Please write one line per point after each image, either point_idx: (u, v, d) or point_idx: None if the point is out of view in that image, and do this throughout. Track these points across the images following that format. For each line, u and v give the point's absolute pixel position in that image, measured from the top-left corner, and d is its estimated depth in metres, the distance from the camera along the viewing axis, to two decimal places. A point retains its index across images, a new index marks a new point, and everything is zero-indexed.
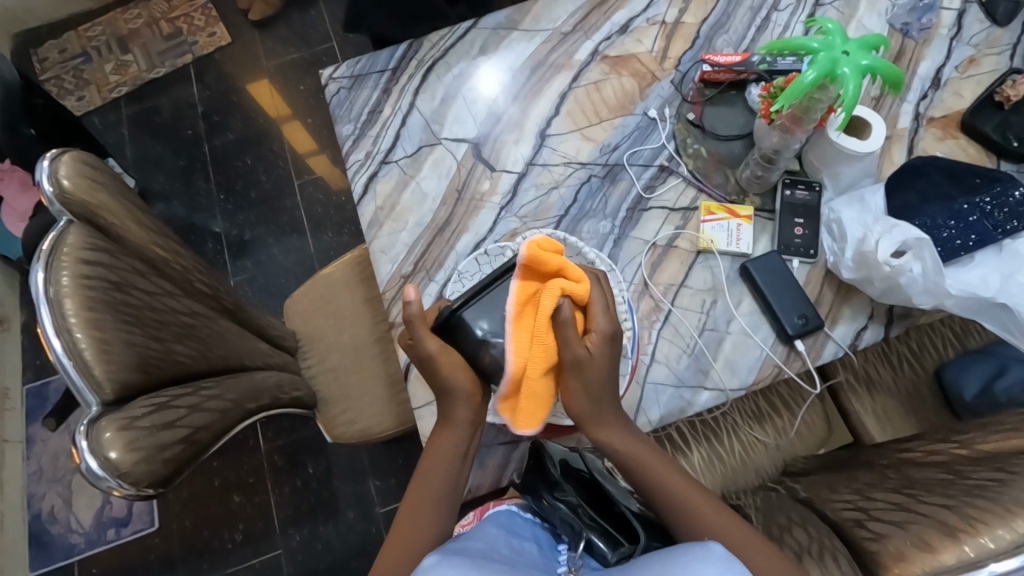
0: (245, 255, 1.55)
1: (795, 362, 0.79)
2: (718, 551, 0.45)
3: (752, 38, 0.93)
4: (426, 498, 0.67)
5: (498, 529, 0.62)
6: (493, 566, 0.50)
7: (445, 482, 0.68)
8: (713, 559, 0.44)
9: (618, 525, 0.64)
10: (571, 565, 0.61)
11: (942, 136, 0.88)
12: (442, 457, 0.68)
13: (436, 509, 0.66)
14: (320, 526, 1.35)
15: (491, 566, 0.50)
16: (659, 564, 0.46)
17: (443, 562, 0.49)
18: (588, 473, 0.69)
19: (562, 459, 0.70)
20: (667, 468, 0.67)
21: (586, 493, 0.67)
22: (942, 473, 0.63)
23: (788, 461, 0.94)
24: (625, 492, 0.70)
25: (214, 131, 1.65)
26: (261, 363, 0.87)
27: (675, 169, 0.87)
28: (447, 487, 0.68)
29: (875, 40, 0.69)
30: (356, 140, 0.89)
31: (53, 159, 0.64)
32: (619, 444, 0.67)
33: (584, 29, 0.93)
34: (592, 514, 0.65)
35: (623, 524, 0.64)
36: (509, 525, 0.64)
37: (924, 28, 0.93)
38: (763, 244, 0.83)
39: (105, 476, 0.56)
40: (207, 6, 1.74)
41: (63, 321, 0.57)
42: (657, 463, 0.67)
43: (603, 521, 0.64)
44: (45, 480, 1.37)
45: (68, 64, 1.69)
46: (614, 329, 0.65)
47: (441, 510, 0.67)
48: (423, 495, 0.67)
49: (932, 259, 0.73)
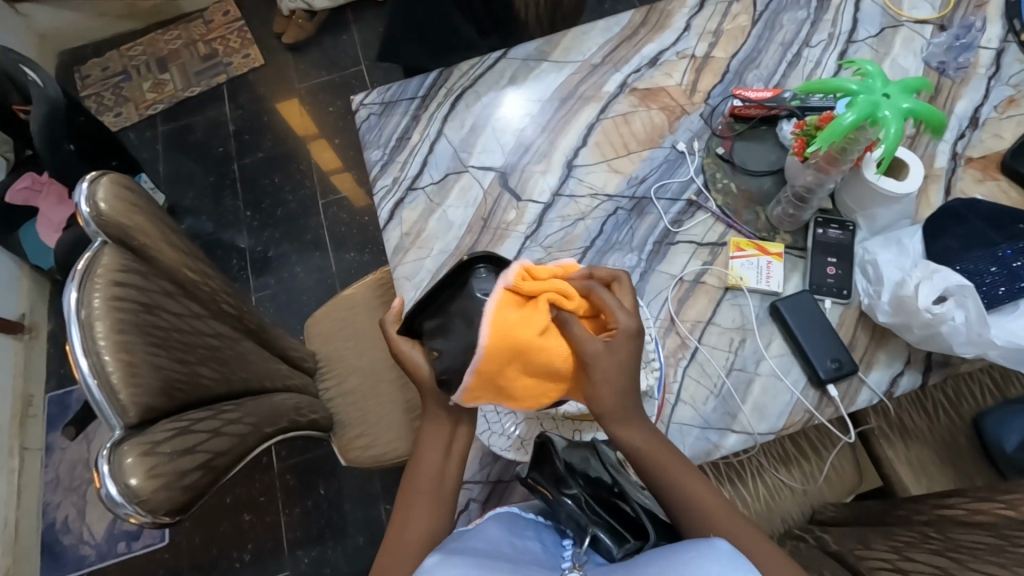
0: (268, 272, 1.57)
1: (827, 409, 0.76)
2: (723, 548, 0.43)
3: (783, 73, 0.92)
4: (418, 497, 0.64)
5: (501, 529, 0.57)
6: (500, 565, 0.48)
7: (434, 476, 0.66)
8: (721, 558, 0.42)
9: (624, 521, 0.59)
10: (575, 561, 0.53)
11: (981, 178, 0.85)
12: (429, 453, 0.67)
13: (429, 505, 0.64)
14: (329, 549, 1.33)
15: (496, 565, 0.48)
16: (663, 563, 0.44)
17: (442, 563, 0.48)
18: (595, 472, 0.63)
19: (566, 456, 0.64)
20: (688, 478, 0.63)
21: (591, 488, 0.61)
22: (990, 537, 0.60)
23: (816, 508, 0.91)
24: (636, 491, 0.64)
25: (244, 149, 1.69)
26: (281, 385, 0.86)
27: (703, 205, 0.85)
28: (437, 482, 0.65)
29: (916, 84, 0.68)
30: (385, 165, 0.90)
31: (92, 181, 0.65)
32: (641, 446, 0.63)
33: (614, 62, 0.93)
34: (598, 509, 0.59)
35: (631, 521, 0.59)
36: (511, 522, 0.59)
37: (961, 67, 0.91)
38: (794, 283, 0.81)
39: (123, 502, 0.56)
40: (243, 29, 1.80)
41: (92, 342, 0.58)
42: (676, 469, 0.63)
43: (610, 517, 0.58)
44: (61, 490, 1.37)
45: (109, 82, 1.75)
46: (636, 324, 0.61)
47: (431, 507, 0.64)
48: (414, 494, 0.65)
49: (975, 307, 0.70)
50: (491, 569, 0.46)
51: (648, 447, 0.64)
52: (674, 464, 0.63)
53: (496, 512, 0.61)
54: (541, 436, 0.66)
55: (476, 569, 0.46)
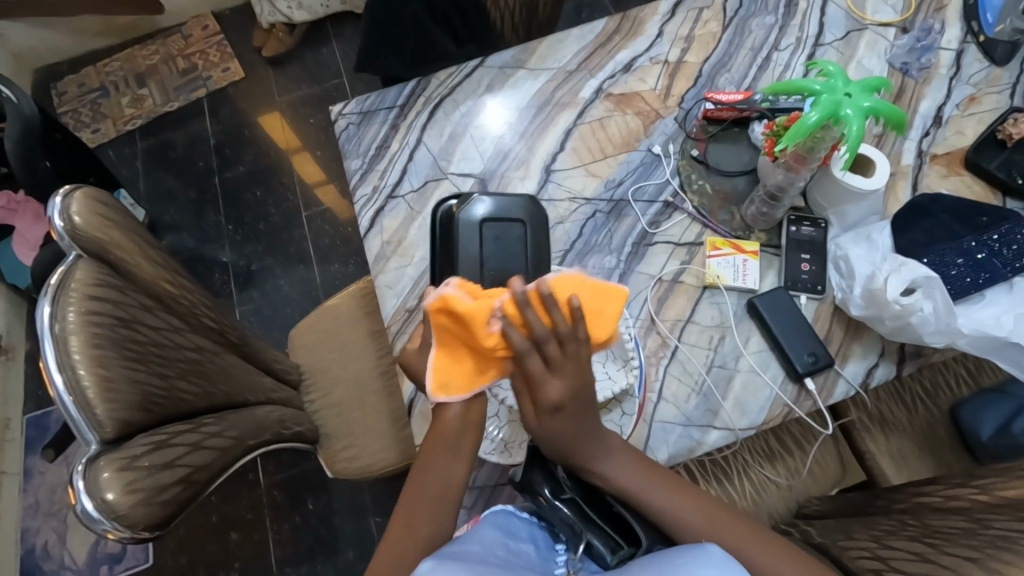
0: (252, 286, 1.56)
1: (806, 402, 0.78)
2: (716, 553, 0.42)
3: (754, 76, 0.94)
4: (421, 503, 0.62)
5: (495, 531, 0.55)
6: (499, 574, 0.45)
7: (444, 491, 0.62)
8: (716, 564, 0.41)
9: (615, 522, 0.57)
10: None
11: (946, 173, 0.88)
12: (440, 463, 0.63)
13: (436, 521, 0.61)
14: (318, 566, 1.31)
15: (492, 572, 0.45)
16: (653, 567, 0.43)
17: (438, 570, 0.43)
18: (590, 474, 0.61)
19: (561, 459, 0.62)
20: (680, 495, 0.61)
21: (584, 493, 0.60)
22: (964, 522, 0.61)
23: (801, 502, 0.92)
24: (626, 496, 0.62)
25: (226, 163, 1.68)
26: (265, 398, 0.86)
27: (679, 206, 0.87)
28: (440, 488, 0.62)
29: (876, 82, 0.71)
30: (364, 175, 0.90)
31: (66, 195, 0.65)
32: (626, 479, 0.61)
33: (589, 69, 0.95)
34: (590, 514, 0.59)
35: (625, 526, 0.57)
36: (505, 523, 0.58)
37: (924, 67, 0.94)
38: (769, 280, 0.83)
39: (100, 518, 0.55)
40: (222, 43, 1.80)
41: (67, 357, 0.57)
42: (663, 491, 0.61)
43: (602, 519, 0.57)
44: (40, 514, 1.34)
45: (86, 98, 1.74)
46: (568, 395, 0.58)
47: (434, 513, 0.61)
48: (416, 495, 0.62)
49: (943, 298, 0.73)
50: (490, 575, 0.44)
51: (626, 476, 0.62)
52: (658, 478, 0.62)
53: (489, 511, 0.60)
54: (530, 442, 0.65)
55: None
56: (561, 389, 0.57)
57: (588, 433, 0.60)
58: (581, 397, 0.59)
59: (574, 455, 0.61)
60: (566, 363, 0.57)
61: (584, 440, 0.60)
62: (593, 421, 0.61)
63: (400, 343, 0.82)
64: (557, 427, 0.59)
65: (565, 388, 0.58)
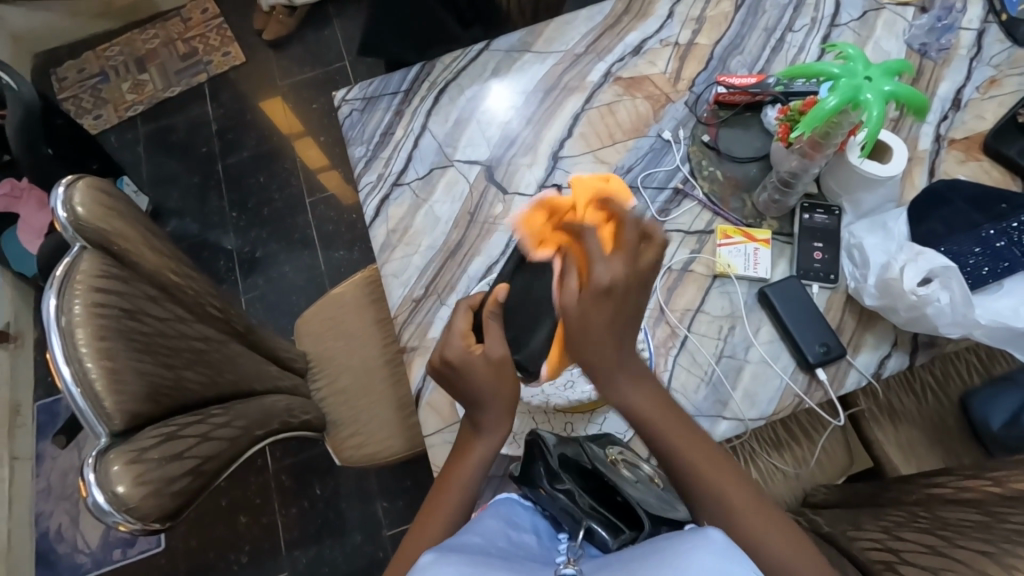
0: (256, 272, 1.56)
1: (816, 392, 0.77)
2: (717, 539, 0.40)
3: (767, 59, 0.92)
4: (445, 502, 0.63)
5: (496, 521, 0.55)
6: (498, 564, 0.44)
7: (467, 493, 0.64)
8: (713, 549, 0.39)
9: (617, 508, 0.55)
10: (571, 556, 0.50)
11: (964, 159, 0.86)
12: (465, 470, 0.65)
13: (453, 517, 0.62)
14: (327, 549, 1.33)
15: (492, 562, 0.44)
16: (654, 555, 0.42)
17: (437, 564, 0.43)
18: (589, 464, 0.62)
19: (559, 452, 0.63)
20: (685, 439, 0.59)
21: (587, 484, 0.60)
22: (977, 514, 0.60)
23: (809, 491, 0.92)
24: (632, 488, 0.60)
25: (228, 148, 1.67)
26: (272, 386, 0.86)
27: (689, 193, 0.85)
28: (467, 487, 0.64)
29: (898, 66, 0.69)
30: (369, 162, 0.89)
31: (69, 185, 0.64)
32: (642, 408, 0.59)
33: (597, 51, 0.92)
34: (591, 502, 0.57)
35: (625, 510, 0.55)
36: (510, 510, 0.57)
37: (943, 48, 0.91)
38: (781, 269, 0.81)
39: (112, 510, 0.56)
40: (222, 26, 1.77)
41: (74, 349, 0.57)
42: (676, 429, 0.59)
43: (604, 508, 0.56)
44: (54, 498, 1.36)
45: (86, 83, 1.72)
46: (629, 277, 0.55)
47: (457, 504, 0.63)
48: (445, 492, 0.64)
49: (960, 288, 0.72)
50: (491, 569, 0.43)
51: (642, 401, 0.60)
52: (672, 416, 0.60)
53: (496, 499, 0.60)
54: (531, 435, 0.65)
55: (472, 568, 0.42)
56: (618, 271, 0.55)
57: (618, 352, 0.58)
58: (624, 293, 0.56)
59: (593, 368, 0.59)
60: (629, 253, 0.56)
61: (600, 357, 0.58)
62: (620, 327, 0.57)
63: (406, 333, 0.81)
64: (593, 318, 0.56)
65: (622, 269, 0.55)
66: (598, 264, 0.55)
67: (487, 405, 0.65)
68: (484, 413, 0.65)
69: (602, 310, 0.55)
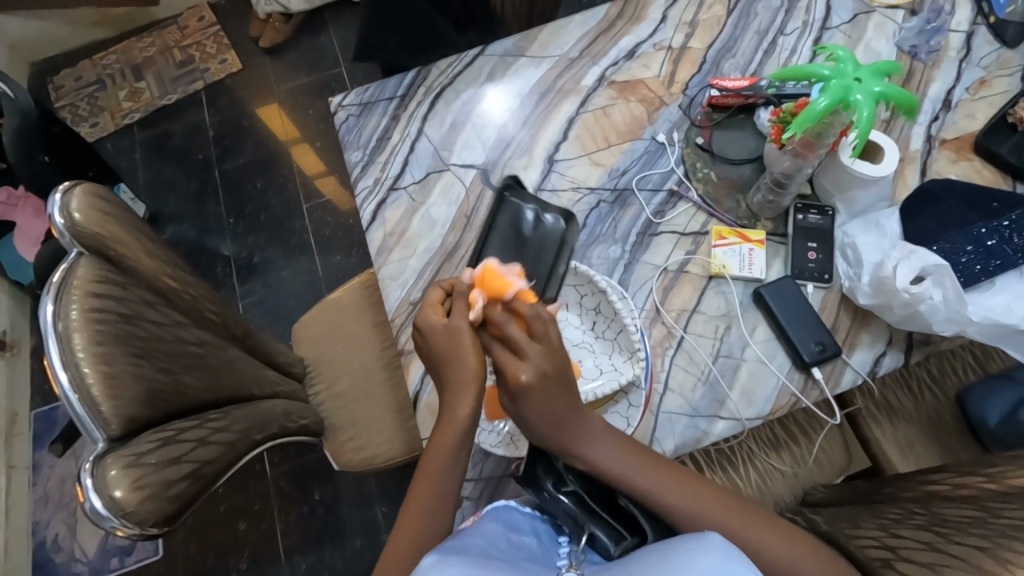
0: (254, 278, 1.56)
1: (812, 391, 0.77)
2: (716, 540, 0.41)
3: (759, 62, 0.93)
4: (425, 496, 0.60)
5: (497, 524, 0.56)
6: (499, 565, 0.45)
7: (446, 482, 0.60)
8: (714, 551, 0.40)
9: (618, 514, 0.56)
10: (572, 559, 0.51)
11: (956, 158, 0.87)
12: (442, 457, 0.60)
13: (433, 510, 0.59)
14: (326, 555, 1.32)
15: (494, 564, 0.45)
16: (657, 556, 0.42)
17: (439, 565, 0.43)
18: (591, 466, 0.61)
19: None
20: (654, 472, 0.59)
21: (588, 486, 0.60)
22: (973, 510, 0.61)
23: (807, 490, 0.92)
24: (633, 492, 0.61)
25: (224, 155, 1.67)
26: (270, 391, 0.86)
27: (685, 194, 0.86)
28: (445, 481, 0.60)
29: (887, 67, 0.69)
30: (366, 166, 0.90)
31: (65, 192, 0.64)
32: (608, 463, 0.59)
33: (592, 55, 0.93)
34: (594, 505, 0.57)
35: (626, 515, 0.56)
36: (509, 516, 0.58)
37: (933, 50, 0.92)
38: (776, 269, 0.82)
39: (109, 515, 0.56)
40: (219, 33, 1.78)
41: (71, 354, 0.57)
42: (647, 468, 0.59)
43: (606, 512, 0.56)
44: (51, 507, 1.35)
45: (83, 91, 1.72)
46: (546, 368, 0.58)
47: (442, 497, 0.59)
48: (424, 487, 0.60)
49: (953, 286, 0.73)
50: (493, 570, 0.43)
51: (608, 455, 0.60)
52: (638, 457, 0.61)
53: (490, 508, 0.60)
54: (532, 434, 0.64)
55: (473, 569, 0.43)
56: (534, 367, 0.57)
57: (572, 419, 0.59)
58: (552, 381, 0.58)
59: (554, 443, 0.60)
60: (536, 344, 0.58)
61: (559, 433, 0.59)
62: (565, 406, 0.59)
63: (404, 336, 0.81)
64: (535, 411, 0.58)
65: (538, 365, 0.57)
66: (512, 371, 0.57)
67: (455, 381, 0.60)
68: (455, 394, 0.59)
69: (539, 404, 0.58)
